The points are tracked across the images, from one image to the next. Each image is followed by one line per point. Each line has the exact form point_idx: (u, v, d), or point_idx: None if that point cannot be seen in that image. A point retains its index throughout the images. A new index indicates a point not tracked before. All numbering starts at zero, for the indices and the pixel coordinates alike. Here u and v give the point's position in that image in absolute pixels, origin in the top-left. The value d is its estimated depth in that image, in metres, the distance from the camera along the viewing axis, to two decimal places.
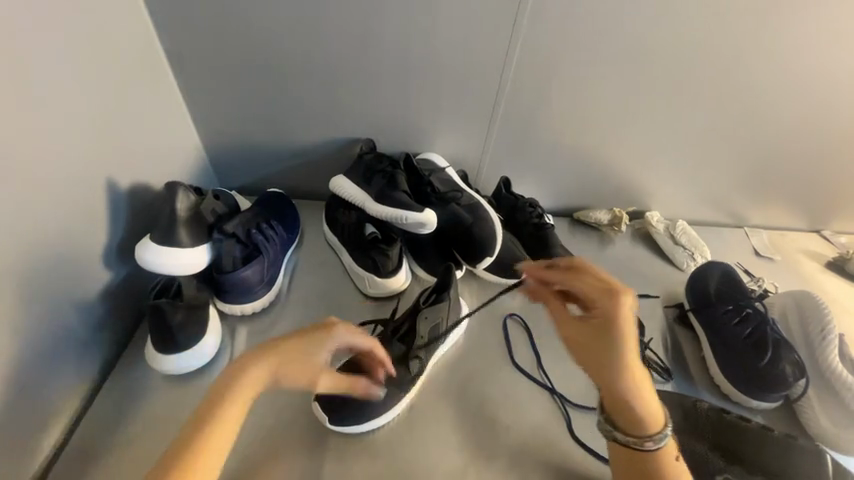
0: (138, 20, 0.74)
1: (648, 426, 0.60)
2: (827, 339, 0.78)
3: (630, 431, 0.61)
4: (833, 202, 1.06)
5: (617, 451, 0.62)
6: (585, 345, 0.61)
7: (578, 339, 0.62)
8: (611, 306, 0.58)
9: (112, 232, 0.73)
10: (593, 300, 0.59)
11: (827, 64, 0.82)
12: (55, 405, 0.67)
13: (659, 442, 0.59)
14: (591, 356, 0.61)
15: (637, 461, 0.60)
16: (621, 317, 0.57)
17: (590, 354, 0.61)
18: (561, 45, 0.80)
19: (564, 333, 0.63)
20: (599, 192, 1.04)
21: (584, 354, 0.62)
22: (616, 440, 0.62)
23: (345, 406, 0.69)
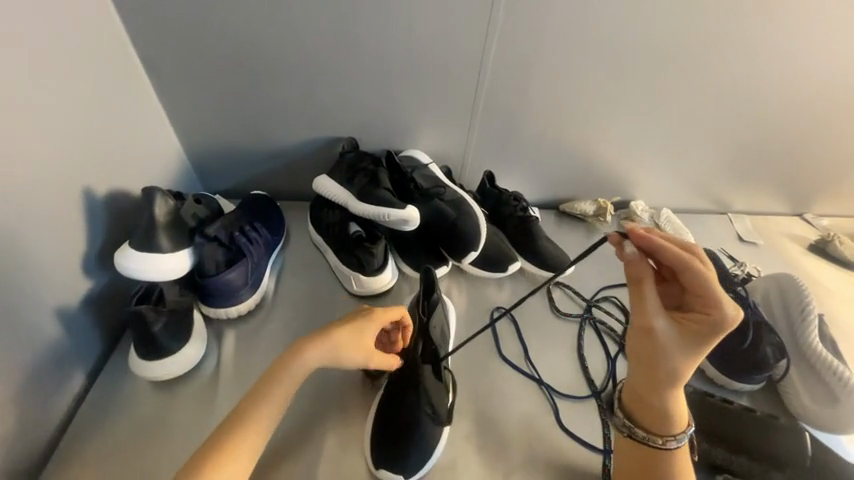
0: (110, 24, 0.73)
1: (673, 426, 0.61)
2: (807, 320, 0.79)
3: (653, 428, 0.61)
4: (813, 185, 1.08)
5: (633, 447, 0.62)
6: (670, 343, 0.57)
7: (669, 335, 0.57)
8: (722, 311, 0.56)
9: (90, 239, 0.72)
10: (710, 303, 0.56)
11: (801, 49, 0.83)
12: (38, 416, 0.66)
13: (679, 443, 0.61)
14: (670, 354, 0.57)
15: (652, 459, 0.61)
16: (728, 327, 0.56)
17: (671, 351, 0.57)
18: (539, 37, 0.80)
19: (655, 324, 0.58)
20: (583, 183, 1.05)
21: (662, 349, 0.58)
22: (639, 437, 0.62)
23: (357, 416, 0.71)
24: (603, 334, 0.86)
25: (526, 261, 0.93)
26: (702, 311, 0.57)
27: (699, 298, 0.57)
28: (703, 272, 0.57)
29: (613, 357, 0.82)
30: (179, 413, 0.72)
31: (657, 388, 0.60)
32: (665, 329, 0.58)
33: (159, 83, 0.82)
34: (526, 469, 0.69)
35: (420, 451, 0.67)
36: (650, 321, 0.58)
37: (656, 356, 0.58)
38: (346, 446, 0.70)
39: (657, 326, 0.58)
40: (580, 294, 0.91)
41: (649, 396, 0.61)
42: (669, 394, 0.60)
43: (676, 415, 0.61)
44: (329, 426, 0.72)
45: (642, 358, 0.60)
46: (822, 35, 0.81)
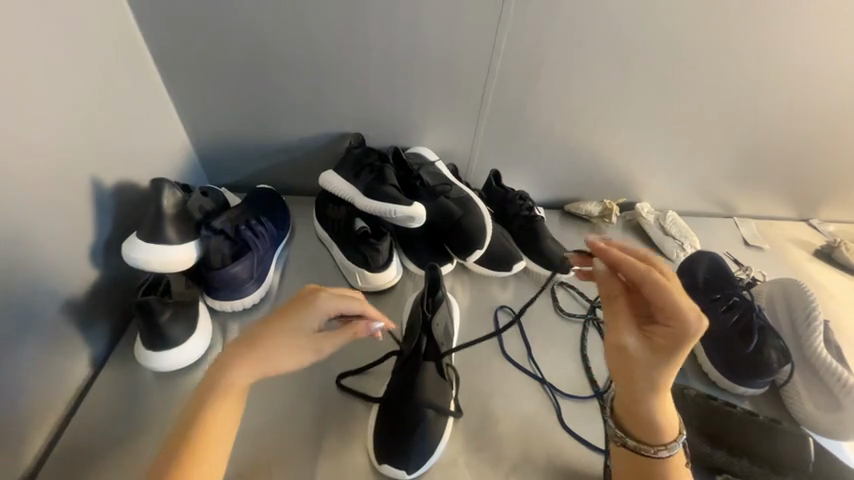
0: (120, 16, 0.73)
1: (662, 434, 0.60)
2: (813, 325, 0.78)
3: (642, 438, 0.61)
4: (820, 190, 1.07)
5: (624, 457, 0.62)
6: (637, 355, 0.58)
7: (634, 347, 0.58)
8: (685, 322, 0.55)
9: (97, 231, 0.72)
10: (674, 315, 0.55)
11: (813, 53, 0.83)
12: (44, 405, 0.66)
13: (670, 451, 0.60)
14: (640, 366, 0.58)
15: (642, 467, 0.60)
16: (693, 336, 0.55)
17: (643, 364, 0.57)
18: (548, 36, 0.80)
19: (619, 338, 0.59)
20: (589, 184, 1.04)
21: (633, 363, 0.58)
22: (629, 446, 0.62)
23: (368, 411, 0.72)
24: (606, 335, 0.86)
25: (531, 261, 0.93)
26: (668, 321, 0.56)
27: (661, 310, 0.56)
28: (660, 283, 0.56)
29: None
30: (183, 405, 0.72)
31: (638, 400, 0.60)
32: (631, 342, 0.58)
33: (167, 75, 0.82)
34: (527, 468, 0.69)
35: (420, 452, 0.67)
36: (615, 335, 0.59)
37: (628, 368, 0.59)
38: (349, 440, 0.70)
39: (622, 340, 0.59)
40: (584, 295, 0.91)
41: (633, 408, 0.61)
42: (652, 405, 0.59)
43: (663, 424, 0.60)
44: (331, 420, 0.72)
45: (616, 371, 0.60)
46: (834, 39, 0.81)
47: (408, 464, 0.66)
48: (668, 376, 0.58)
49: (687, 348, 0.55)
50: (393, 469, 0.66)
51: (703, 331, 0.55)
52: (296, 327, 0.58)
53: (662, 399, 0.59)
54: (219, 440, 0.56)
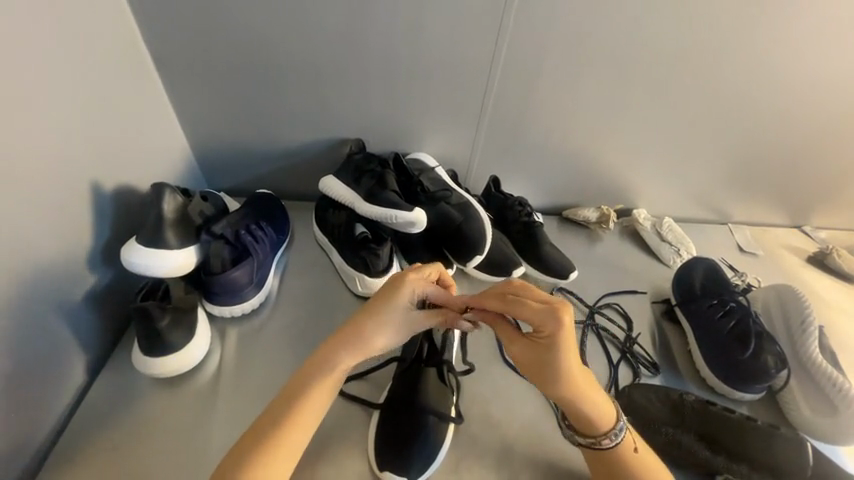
0: (123, 22, 0.73)
1: (599, 427, 0.62)
2: (807, 331, 0.79)
3: (583, 432, 0.63)
4: (812, 198, 1.09)
5: (592, 456, 0.64)
6: (532, 363, 0.59)
7: (526, 356, 0.60)
8: (545, 326, 0.56)
9: (97, 235, 0.72)
10: (534, 321, 0.57)
11: (803, 64, 0.85)
12: (40, 411, 0.65)
13: (617, 438, 0.62)
14: (540, 373, 0.59)
15: (606, 462, 0.62)
16: (560, 338, 0.56)
17: (543, 371, 0.59)
18: (547, 44, 0.81)
19: (512, 349, 0.61)
20: (587, 191, 1.05)
21: (539, 374, 0.60)
22: (580, 443, 0.64)
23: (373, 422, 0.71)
24: (605, 340, 0.87)
25: (530, 266, 0.93)
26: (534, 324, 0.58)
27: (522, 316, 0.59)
28: (521, 294, 0.59)
29: (615, 364, 0.83)
30: (182, 410, 0.71)
31: (564, 402, 0.61)
32: (521, 352, 0.60)
33: (168, 79, 0.82)
34: (528, 472, 0.69)
35: (424, 457, 0.67)
36: (509, 347, 0.62)
37: (536, 376, 0.61)
38: (349, 446, 0.70)
39: (515, 351, 0.61)
40: (582, 301, 0.92)
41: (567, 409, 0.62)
42: (581, 402, 0.60)
43: (601, 414, 0.61)
44: (331, 425, 0.71)
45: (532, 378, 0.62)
46: (825, 49, 0.83)
47: (409, 471, 0.66)
48: (574, 371, 0.58)
49: (564, 350, 0.57)
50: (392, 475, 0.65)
51: (564, 332, 0.56)
52: (397, 307, 0.61)
53: (587, 393, 0.60)
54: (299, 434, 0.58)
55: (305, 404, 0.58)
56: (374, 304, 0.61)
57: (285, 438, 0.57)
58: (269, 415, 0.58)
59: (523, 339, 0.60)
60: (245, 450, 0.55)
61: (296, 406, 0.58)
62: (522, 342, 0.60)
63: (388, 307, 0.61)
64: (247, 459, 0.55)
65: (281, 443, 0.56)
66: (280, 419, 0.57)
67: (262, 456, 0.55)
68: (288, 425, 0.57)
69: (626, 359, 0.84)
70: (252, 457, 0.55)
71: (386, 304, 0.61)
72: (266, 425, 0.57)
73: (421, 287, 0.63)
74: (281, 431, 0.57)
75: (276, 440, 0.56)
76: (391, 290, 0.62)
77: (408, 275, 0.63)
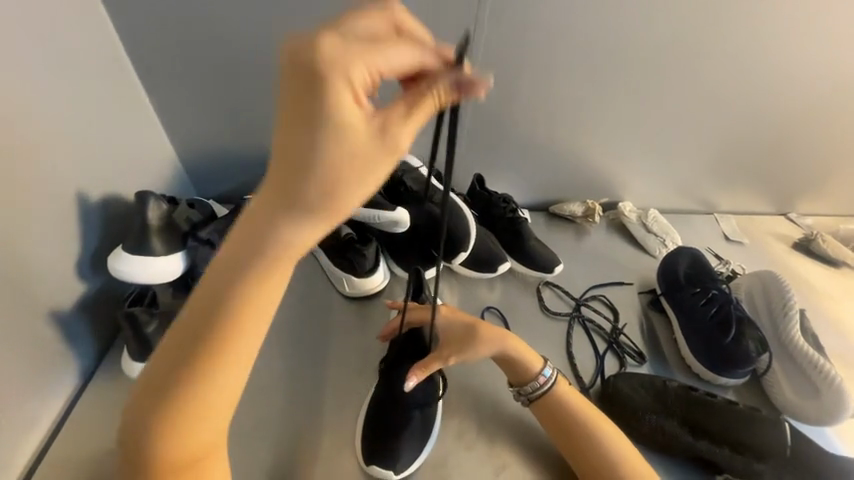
0: (107, 37, 0.75)
1: (551, 400, 0.68)
2: (789, 315, 0.81)
3: (543, 413, 0.69)
4: (796, 185, 1.10)
5: (541, 409, 0.69)
6: (448, 348, 0.70)
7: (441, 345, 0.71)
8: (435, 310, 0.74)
9: (85, 244, 0.73)
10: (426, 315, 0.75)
11: (775, 53, 0.87)
12: (33, 418, 0.67)
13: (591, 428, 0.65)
14: (459, 351, 0.69)
15: (582, 450, 0.65)
16: (448, 313, 0.73)
17: (457, 348, 0.69)
18: (523, 41, 0.82)
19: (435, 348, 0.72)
20: (571, 186, 1.07)
21: (459, 353, 0.69)
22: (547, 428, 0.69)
23: (362, 419, 0.72)
24: (592, 332, 0.88)
25: (516, 261, 0.95)
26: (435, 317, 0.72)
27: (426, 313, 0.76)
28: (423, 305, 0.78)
29: (601, 354, 0.85)
30: None
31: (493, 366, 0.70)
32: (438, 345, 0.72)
33: (153, 88, 0.83)
34: (515, 462, 0.71)
35: (411, 450, 0.68)
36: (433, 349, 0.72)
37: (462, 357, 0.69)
38: (339, 442, 0.71)
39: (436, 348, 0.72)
40: (569, 294, 0.94)
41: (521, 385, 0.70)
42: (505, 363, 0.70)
43: (525, 363, 0.70)
44: (321, 423, 0.73)
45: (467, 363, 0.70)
46: (796, 37, 0.85)
47: (396, 463, 0.67)
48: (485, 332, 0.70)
49: (452, 322, 0.72)
50: (382, 469, 0.67)
51: (447, 311, 0.74)
52: (338, 111, 0.33)
53: (505, 351, 0.69)
54: (243, 349, 0.39)
55: (244, 304, 0.37)
56: (290, 119, 0.33)
57: (223, 352, 0.38)
58: (191, 322, 0.38)
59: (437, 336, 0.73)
60: (167, 384, 0.38)
61: (229, 310, 0.37)
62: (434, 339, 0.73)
63: (319, 118, 0.33)
64: (173, 395, 0.38)
65: (219, 362, 0.38)
66: (207, 332, 0.37)
67: (200, 380, 0.38)
68: (221, 337, 0.38)
69: (612, 349, 0.85)
70: (182, 396, 0.38)
71: (314, 118, 0.33)
72: (191, 339, 0.38)
73: (380, 61, 0.34)
74: (212, 345, 0.38)
75: (210, 364, 0.38)
76: (314, 84, 0.32)
77: (329, 40, 0.33)
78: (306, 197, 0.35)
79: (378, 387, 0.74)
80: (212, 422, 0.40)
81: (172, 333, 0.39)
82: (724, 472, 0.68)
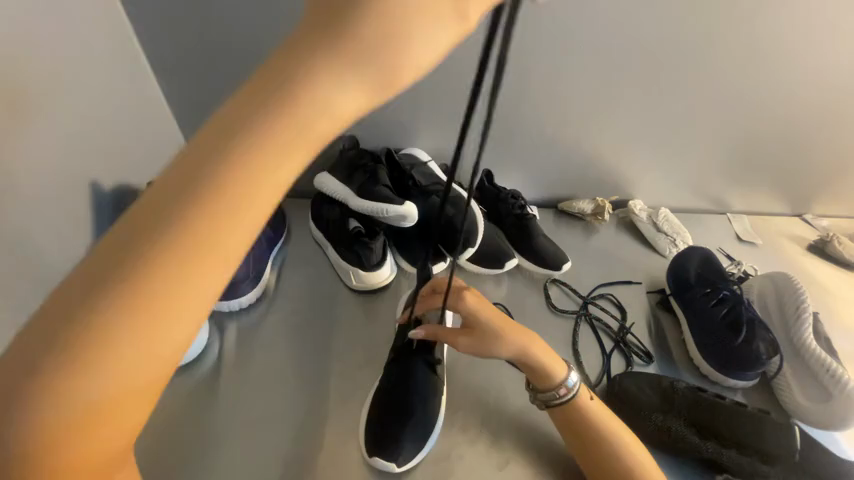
0: (122, 33, 0.76)
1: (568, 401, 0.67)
2: (803, 319, 0.79)
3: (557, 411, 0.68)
4: (813, 185, 1.08)
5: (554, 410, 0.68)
6: (475, 344, 0.65)
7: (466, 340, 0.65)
8: (462, 301, 0.67)
9: (96, 233, 0.75)
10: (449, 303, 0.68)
11: (797, 50, 0.84)
12: None
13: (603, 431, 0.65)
14: (489, 349, 0.64)
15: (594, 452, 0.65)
16: (477, 305, 0.67)
17: (485, 344, 0.64)
18: (535, 36, 0.81)
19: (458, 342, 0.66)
20: (581, 183, 1.05)
21: (486, 351, 0.64)
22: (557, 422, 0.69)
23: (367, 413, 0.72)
24: (599, 331, 0.88)
25: (523, 258, 0.94)
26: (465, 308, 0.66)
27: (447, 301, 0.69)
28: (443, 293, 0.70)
29: (608, 353, 0.84)
30: (183, 399, 0.74)
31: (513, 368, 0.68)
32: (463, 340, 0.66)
33: (165, 79, 0.84)
34: (518, 457, 0.71)
35: (414, 442, 0.69)
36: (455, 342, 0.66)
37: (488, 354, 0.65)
38: (343, 433, 0.72)
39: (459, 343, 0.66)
40: (576, 291, 0.93)
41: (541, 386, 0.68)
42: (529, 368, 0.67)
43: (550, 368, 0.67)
44: (325, 414, 0.74)
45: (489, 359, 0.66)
46: (818, 34, 0.82)
47: (398, 457, 0.68)
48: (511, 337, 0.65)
49: (482, 316, 0.66)
50: (385, 461, 0.67)
51: (475, 302, 0.67)
52: None
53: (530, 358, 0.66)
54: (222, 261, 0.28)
55: (235, 185, 0.27)
56: None
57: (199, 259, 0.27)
58: (162, 191, 0.27)
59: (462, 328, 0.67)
60: (100, 285, 0.26)
61: (210, 189, 0.27)
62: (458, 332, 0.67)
63: None
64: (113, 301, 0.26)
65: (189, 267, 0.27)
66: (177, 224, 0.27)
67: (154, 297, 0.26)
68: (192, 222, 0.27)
69: (619, 348, 0.85)
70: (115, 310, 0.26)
71: None
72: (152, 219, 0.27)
73: None
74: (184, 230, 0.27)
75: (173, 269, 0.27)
76: None
77: None
78: (359, 31, 0.27)
79: (382, 381, 0.73)
80: (139, 383, 0.27)
81: (125, 222, 0.27)
82: (724, 471, 0.67)
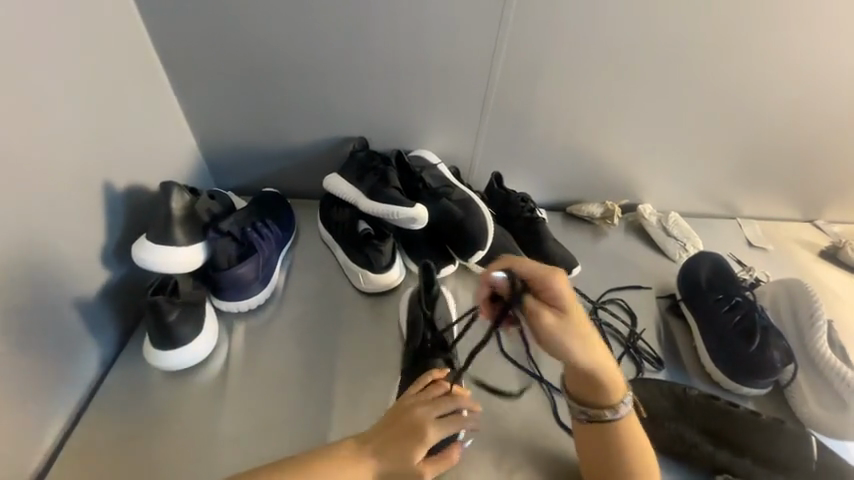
0: (135, 33, 0.77)
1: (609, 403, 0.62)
2: (817, 326, 0.78)
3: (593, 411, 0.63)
4: (824, 191, 1.07)
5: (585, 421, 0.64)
6: (565, 336, 0.55)
7: (551, 325, 0.54)
8: (556, 286, 0.55)
9: (109, 233, 0.75)
10: (536, 280, 0.55)
11: (810, 54, 0.84)
12: (55, 401, 0.68)
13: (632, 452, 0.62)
14: (572, 345, 0.55)
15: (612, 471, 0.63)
16: (570, 296, 0.56)
17: (564, 336, 0.55)
18: (547, 38, 0.81)
19: (549, 330, 0.54)
20: (590, 186, 1.05)
21: (569, 346, 0.55)
22: (583, 417, 0.64)
23: None
24: (608, 335, 0.87)
25: (532, 262, 0.94)
26: (559, 293, 0.55)
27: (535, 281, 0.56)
28: (530, 269, 0.56)
29: (618, 359, 0.83)
30: (191, 401, 0.74)
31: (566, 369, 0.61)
32: (550, 326, 0.54)
33: (176, 80, 0.84)
34: (526, 465, 0.71)
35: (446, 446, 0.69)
36: (540, 326, 0.54)
37: (568, 349, 0.56)
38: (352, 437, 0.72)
39: (550, 329, 0.54)
40: (585, 296, 0.92)
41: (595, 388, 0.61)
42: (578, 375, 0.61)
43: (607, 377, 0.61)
44: (332, 418, 0.74)
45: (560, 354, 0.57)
46: (832, 36, 0.81)
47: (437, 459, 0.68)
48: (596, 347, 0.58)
49: (574, 307, 0.56)
50: None
51: (568, 292, 0.55)
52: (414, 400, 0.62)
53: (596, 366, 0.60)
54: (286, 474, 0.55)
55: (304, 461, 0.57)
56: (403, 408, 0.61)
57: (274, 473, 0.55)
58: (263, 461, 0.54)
59: (556, 314, 0.55)
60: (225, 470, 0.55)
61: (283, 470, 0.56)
62: (553, 316, 0.54)
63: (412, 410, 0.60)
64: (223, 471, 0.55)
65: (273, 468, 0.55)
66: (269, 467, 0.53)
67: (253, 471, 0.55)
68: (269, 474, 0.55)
69: (629, 354, 0.84)
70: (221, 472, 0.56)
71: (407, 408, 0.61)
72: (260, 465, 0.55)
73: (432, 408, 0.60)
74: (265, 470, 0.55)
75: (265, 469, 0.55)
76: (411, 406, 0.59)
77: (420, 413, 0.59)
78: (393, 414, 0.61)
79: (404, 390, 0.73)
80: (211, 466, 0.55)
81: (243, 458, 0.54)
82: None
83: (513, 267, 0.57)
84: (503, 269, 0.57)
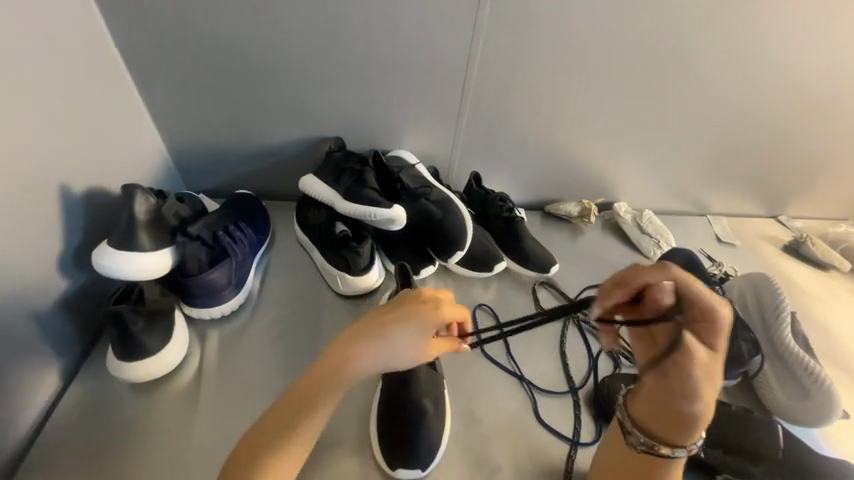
0: (93, 28, 0.72)
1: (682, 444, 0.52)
2: (782, 319, 0.81)
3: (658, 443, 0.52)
4: (787, 188, 1.12)
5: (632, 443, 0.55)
6: (710, 365, 0.49)
7: (702, 355, 0.49)
8: (725, 316, 0.50)
9: (67, 239, 0.70)
10: (715, 308, 0.50)
11: (772, 58, 0.87)
12: (9, 420, 0.64)
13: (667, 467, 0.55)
14: (703, 378, 0.49)
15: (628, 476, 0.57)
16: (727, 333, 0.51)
17: (710, 367, 0.49)
18: (523, 38, 0.81)
19: (697, 354, 0.49)
20: (567, 185, 1.06)
21: (701, 375, 0.49)
22: (639, 446, 0.53)
23: (377, 424, 0.71)
24: (586, 332, 0.88)
25: (511, 261, 0.94)
26: (723, 326, 0.50)
27: (693, 300, 0.50)
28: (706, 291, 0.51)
29: (595, 356, 0.84)
30: (161, 413, 0.71)
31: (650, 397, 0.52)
32: (700, 353, 0.49)
33: (141, 77, 0.80)
34: (508, 464, 0.71)
35: (428, 449, 0.68)
36: (688, 348, 0.48)
37: (694, 379, 0.49)
38: (332, 444, 0.70)
39: (698, 350, 0.49)
40: (564, 294, 0.93)
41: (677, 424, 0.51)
42: (658, 407, 0.52)
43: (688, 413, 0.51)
44: None
45: (670, 381, 0.50)
46: (792, 40, 0.85)
47: (419, 462, 0.67)
48: (711, 387, 0.49)
49: (721, 341, 0.51)
50: (410, 470, 0.67)
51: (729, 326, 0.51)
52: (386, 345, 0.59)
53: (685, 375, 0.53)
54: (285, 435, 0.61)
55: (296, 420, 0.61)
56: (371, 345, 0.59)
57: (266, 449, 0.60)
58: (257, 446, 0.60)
59: (708, 346, 0.50)
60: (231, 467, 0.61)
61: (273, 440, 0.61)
62: (699, 344, 0.49)
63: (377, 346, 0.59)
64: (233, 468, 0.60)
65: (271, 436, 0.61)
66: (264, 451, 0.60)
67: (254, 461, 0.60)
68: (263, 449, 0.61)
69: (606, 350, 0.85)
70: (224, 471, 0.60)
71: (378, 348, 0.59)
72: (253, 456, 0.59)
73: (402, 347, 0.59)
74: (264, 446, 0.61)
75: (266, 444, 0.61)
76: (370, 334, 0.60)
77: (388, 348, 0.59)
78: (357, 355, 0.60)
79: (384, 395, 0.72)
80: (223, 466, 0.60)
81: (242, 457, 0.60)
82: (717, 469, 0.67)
83: (680, 281, 0.50)
84: (672, 279, 0.49)
